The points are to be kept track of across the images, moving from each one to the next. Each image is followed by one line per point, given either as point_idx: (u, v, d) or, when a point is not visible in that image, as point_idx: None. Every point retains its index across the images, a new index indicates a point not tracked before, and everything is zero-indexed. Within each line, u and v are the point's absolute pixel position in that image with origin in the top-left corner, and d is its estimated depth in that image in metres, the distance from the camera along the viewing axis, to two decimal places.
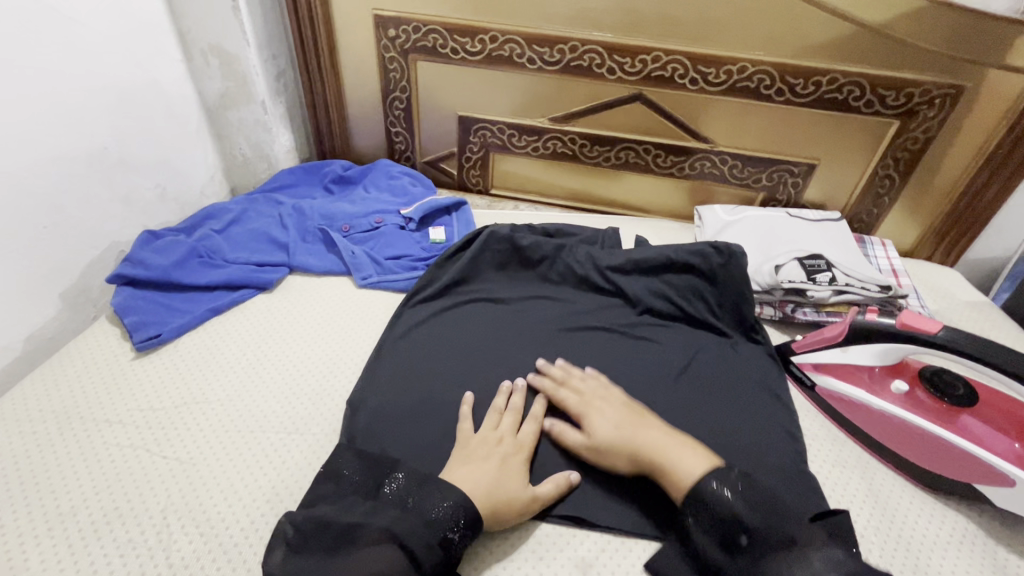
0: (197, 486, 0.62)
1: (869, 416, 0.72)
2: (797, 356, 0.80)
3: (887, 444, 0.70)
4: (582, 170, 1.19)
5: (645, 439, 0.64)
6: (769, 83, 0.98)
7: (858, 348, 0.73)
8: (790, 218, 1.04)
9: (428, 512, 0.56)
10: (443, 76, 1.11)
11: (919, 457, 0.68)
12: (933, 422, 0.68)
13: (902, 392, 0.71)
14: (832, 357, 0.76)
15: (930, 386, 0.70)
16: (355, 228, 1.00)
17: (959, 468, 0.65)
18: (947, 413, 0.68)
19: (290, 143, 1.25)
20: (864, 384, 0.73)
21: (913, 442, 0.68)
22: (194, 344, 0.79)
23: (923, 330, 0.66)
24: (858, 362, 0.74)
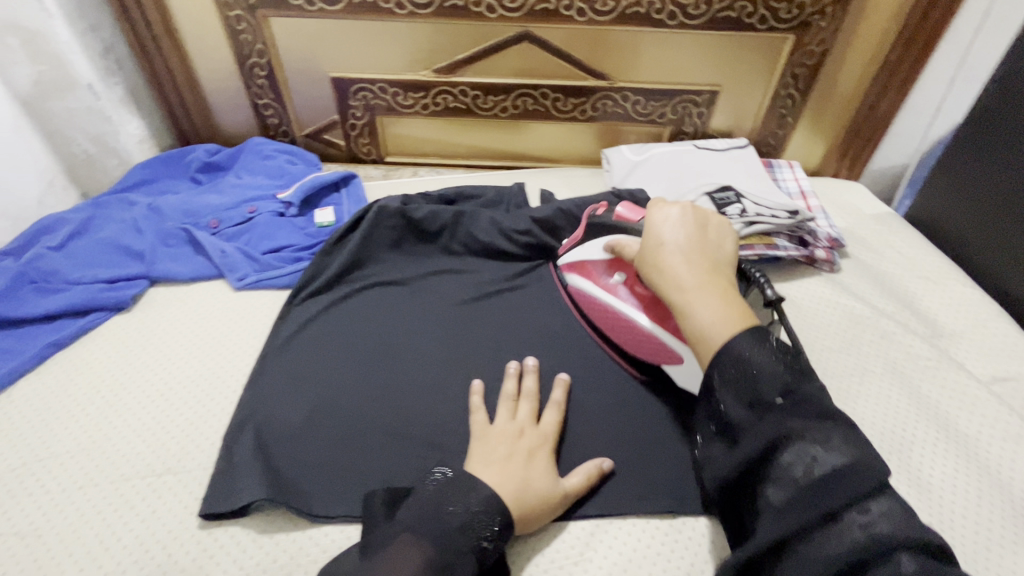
0: (47, 562, 0.52)
1: (597, 306, 0.72)
2: (562, 258, 0.80)
3: (608, 332, 0.72)
4: (479, 125, 1.09)
5: (675, 268, 0.56)
6: (659, 6, 0.90)
7: (591, 243, 0.74)
8: (698, 151, 1.00)
9: (468, 514, 0.50)
10: (303, 33, 0.97)
11: (630, 345, 0.69)
12: (636, 311, 0.67)
13: (621, 284, 0.70)
14: (578, 254, 0.75)
15: (643, 278, 0.67)
16: (225, 222, 0.88)
17: (653, 352, 0.66)
18: (653, 302, 0.67)
19: (142, 130, 1.08)
20: (595, 279, 0.73)
21: (623, 332, 0.69)
22: (32, 389, 0.66)
23: (630, 220, 0.72)
24: (592, 258, 0.73)
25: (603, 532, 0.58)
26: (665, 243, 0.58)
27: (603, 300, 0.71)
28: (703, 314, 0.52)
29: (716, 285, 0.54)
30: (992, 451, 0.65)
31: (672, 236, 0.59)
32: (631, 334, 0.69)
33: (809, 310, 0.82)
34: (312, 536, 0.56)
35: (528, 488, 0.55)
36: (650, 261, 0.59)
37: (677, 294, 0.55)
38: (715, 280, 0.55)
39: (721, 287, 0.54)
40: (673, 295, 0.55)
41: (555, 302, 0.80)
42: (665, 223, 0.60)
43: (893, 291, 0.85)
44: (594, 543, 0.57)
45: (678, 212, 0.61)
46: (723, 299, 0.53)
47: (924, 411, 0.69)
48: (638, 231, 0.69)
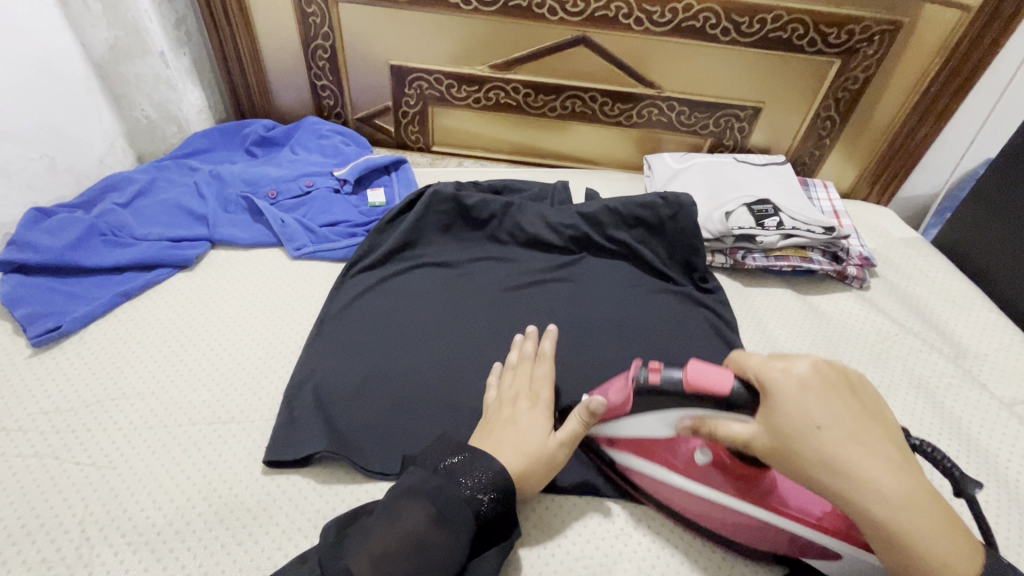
0: (121, 492, 0.55)
1: (675, 494, 0.58)
2: (590, 427, 0.63)
3: (687, 518, 0.59)
4: (527, 123, 1.13)
5: (871, 483, 0.42)
6: (715, 22, 0.94)
7: (653, 417, 0.55)
8: (738, 163, 1.03)
9: (459, 479, 0.51)
10: (369, 20, 1.01)
11: (723, 529, 0.57)
12: (738, 499, 0.54)
13: (706, 462, 0.56)
14: (628, 431, 0.58)
15: (734, 455, 0.54)
16: (283, 194, 0.91)
17: (761, 539, 0.56)
18: (752, 482, 0.55)
19: (202, 101, 1.12)
20: (662, 459, 0.58)
21: (723, 523, 0.57)
22: (104, 333, 0.70)
23: (712, 386, 0.50)
24: (653, 438, 0.58)
25: (640, 511, 0.62)
26: (823, 430, 0.44)
27: (683, 488, 0.57)
28: (903, 513, 0.42)
29: (918, 494, 0.43)
30: (1012, 468, 0.69)
31: (824, 418, 0.45)
32: (735, 524, 0.56)
33: (839, 323, 0.85)
34: (368, 490, 0.59)
35: (520, 449, 0.55)
36: (814, 459, 0.44)
37: (866, 501, 0.43)
38: (911, 486, 0.43)
39: (908, 467, 0.44)
40: (860, 500, 0.43)
41: (596, 294, 0.83)
42: (811, 400, 0.45)
43: (920, 312, 0.88)
44: (632, 518, 0.61)
45: (810, 385, 0.46)
46: (919, 484, 0.43)
47: (946, 425, 0.72)
48: (727, 404, 0.50)
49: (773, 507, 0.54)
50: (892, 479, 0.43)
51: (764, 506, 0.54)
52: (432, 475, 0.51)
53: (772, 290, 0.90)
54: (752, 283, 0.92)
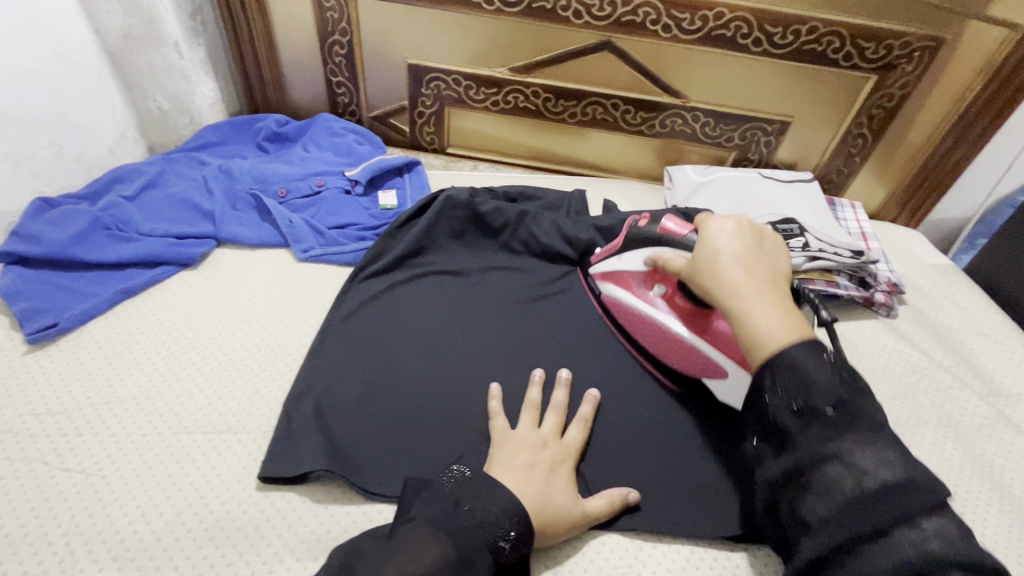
0: (109, 503, 0.53)
1: (636, 320, 0.72)
2: (594, 266, 0.80)
3: (643, 346, 0.73)
4: (545, 128, 1.10)
5: (735, 278, 0.55)
6: (747, 32, 0.90)
7: (633, 253, 0.73)
8: (763, 179, 0.99)
9: (482, 520, 0.49)
10: (388, 17, 0.98)
11: (665, 357, 0.70)
12: (677, 324, 0.68)
13: (660, 296, 0.71)
14: (612, 266, 0.76)
15: (682, 291, 0.68)
16: (293, 192, 0.89)
17: (690, 366, 0.68)
18: (695, 315, 0.68)
19: (215, 93, 1.10)
20: (631, 290, 0.74)
21: (665, 345, 0.69)
22: (102, 332, 0.68)
23: (674, 234, 0.69)
24: (629, 270, 0.74)
25: (650, 549, 0.59)
26: (722, 254, 0.57)
27: (645, 316, 0.71)
28: (754, 302, 0.53)
29: (777, 302, 0.53)
30: None
31: (728, 245, 0.58)
32: (675, 348, 0.68)
33: (863, 351, 0.82)
34: (365, 512, 0.56)
35: (547, 502, 0.54)
36: (702, 271, 0.58)
37: (735, 309, 0.54)
38: (776, 296, 0.54)
39: (783, 300, 0.54)
40: (728, 305, 0.55)
41: None
42: (725, 233, 0.59)
43: (949, 342, 0.84)
44: (640, 556, 0.58)
45: (733, 227, 0.59)
46: (784, 310, 0.53)
47: (974, 465, 0.68)
48: (683, 244, 0.67)
49: (708, 338, 0.66)
50: (759, 283, 0.54)
51: (701, 337, 0.66)
52: (454, 513, 0.49)
53: None
54: None
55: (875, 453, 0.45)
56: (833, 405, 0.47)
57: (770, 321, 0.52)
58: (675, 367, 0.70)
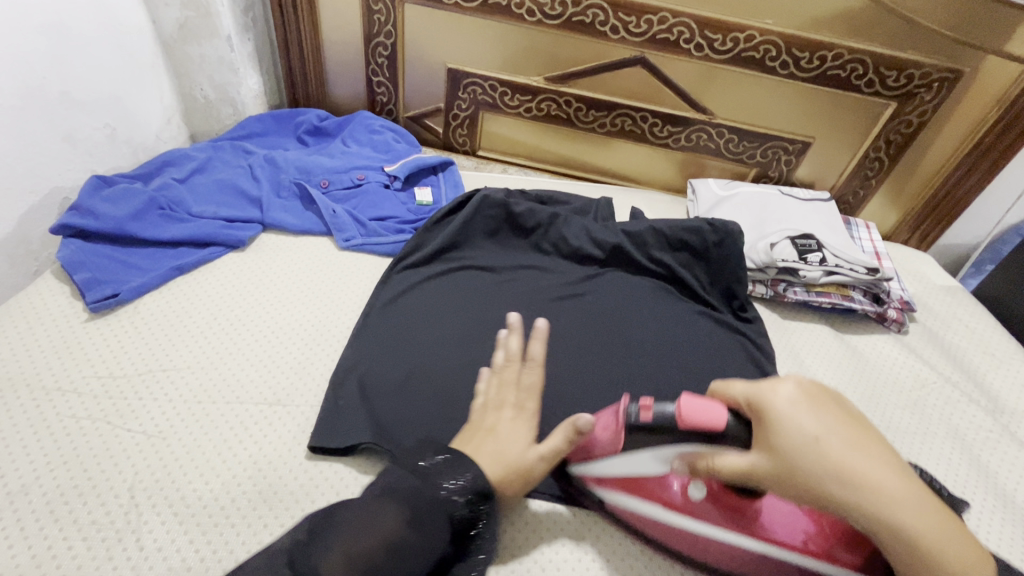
0: (170, 462, 0.56)
1: (669, 530, 0.55)
2: (580, 470, 0.60)
3: (679, 552, 0.56)
4: (575, 136, 1.14)
5: (864, 479, 0.44)
6: (775, 55, 0.95)
7: (640, 455, 0.54)
8: (783, 196, 1.03)
9: (433, 480, 0.50)
10: (432, 23, 1.03)
11: (722, 564, 0.54)
12: (731, 531, 0.52)
13: (699, 496, 0.53)
14: (619, 467, 0.56)
15: (727, 484, 0.52)
16: (335, 184, 0.93)
17: (762, 574, 0.53)
18: (744, 514, 0.53)
19: (259, 86, 1.14)
20: (654, 498, 0.55)
21: (711, 554, 0.54)
22: (157, 305, 0.71)
23: (712, 425, 0.50)
24: (644, 472, 0.55)
25: None
26: (813, 437, 0.45)
27: (681, 524, 0.54)
28: (904, 511, 0.43)
29: (895, 468, 0.45)
30: None
31: (818, 430, 0.45)
32: (728, 554, 0.53)
33: (875, 364, 0.85)
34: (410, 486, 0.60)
35: (503, 460, 0.54)
36: (812, 473, 0.44)
37: (874, 509, 0.43)
38: (899, 480, 0.45)
39: (891, 459, 0.46)
40: (862, 507, 0.43)
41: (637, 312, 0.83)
42: (802, 416, 0.46)
43: (958, 360, 0.87)
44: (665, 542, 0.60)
45: (791, 394, 0.48)
46: (904, 473, 0.45)
47: (982, 477, 0.72)
48: (723, 434, 0.49)
49: (766, 536, 0.52)
50: (885, 473, 0.44)
51: (757, 536, 0.52)
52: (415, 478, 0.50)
53: (811, 327, 0.90)
54: (790, 316, 0.92)
55: None
56: None
57: (919, 519, 0.43)
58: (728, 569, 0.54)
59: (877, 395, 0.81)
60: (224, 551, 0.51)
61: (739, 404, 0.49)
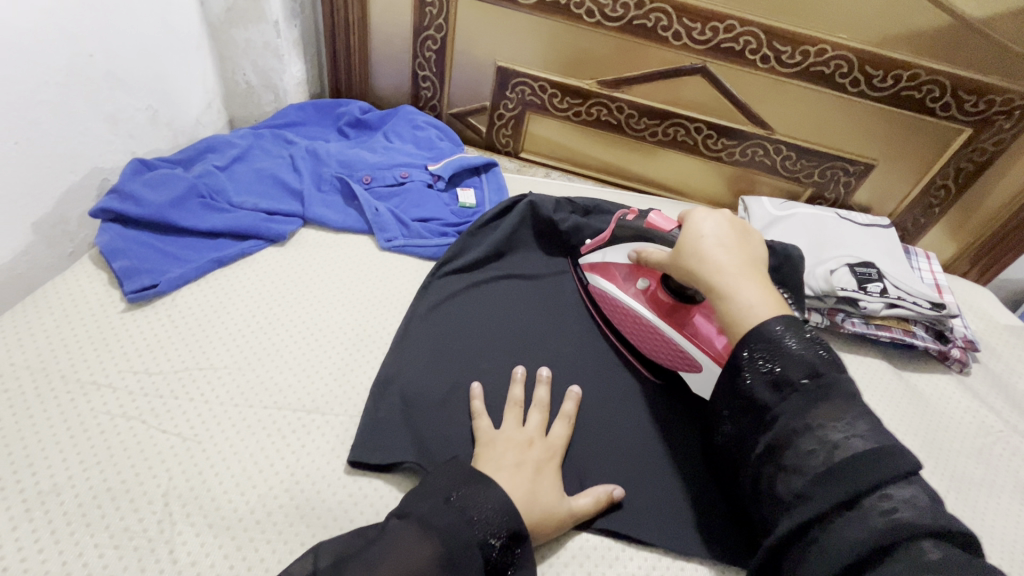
0: (205, 470, 0.53)
1: (618, 309, 0.74)
2: (580, 259, 0.82)
3: (621, 332, 0.75)
4: (623, 144, 1.10)
5: (719, 261, 0.56)
6: (846, 71, 0.90)
7: (615, 248, 0.75)
8: (841, 220, 0.98)
9: (471, 516, 0.47)
10: (486, 19, 0.99)
11: (646, 349, 0.72)
12: (659, 316, 0.70)
13: (644, 289, 0.72)
14: (603, 258, 0.77)
15: (669, 283, 0.70)
16: (377, 180, 0.90)
17: (670, 358, 0.69)
18: (676, 311, 0.70)
19: (301, 74, 1.11)
20: (618, 283, 0.75)
21: (642, 333, 0.72)
22: (196, 298, 0.69)
23: (661, 228, 0.68)
24: (617, 262, 0.75)
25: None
26: (705, 236, 0.59)
27: (626, 304, 0.73)
28: (735, 286, 0.54)
29: (749, 275, 0.55)
30: None
31: (712, 233, 0.59)
32: (651, 336, 0.71)
33: (935, 406, 0.80)
34: None
35: (535, 503, 0.52)
36: (682, 251, 0.60)
37: (716, 281, 0.56)
38: (747, 274, 0.55)
39: (762, 276, 0.56)
40: (706, 279, 0.57)
41: None
42: (708, 223, 0.61)
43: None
44: None
45: (711, 216, 0.61)
46: (764, 286, 0.55)
47: None
48: (668, 238, 0.66)
49: (685, 332, 0.68)
50: (738, 267, 0.56)
51: (678, 329, 0.68)
52: (449, 513, 0.47)
53: (867, 362, 0.85)
54: (845, 348, 0.87)
55: (849, 426, 0.45)
56: (806, 378, 0.48)
57: (748, 297, 0.53)
58: (651, 357, 0.72)
59: (937, 440, 0.76)
60: (260, 571, 0.48)
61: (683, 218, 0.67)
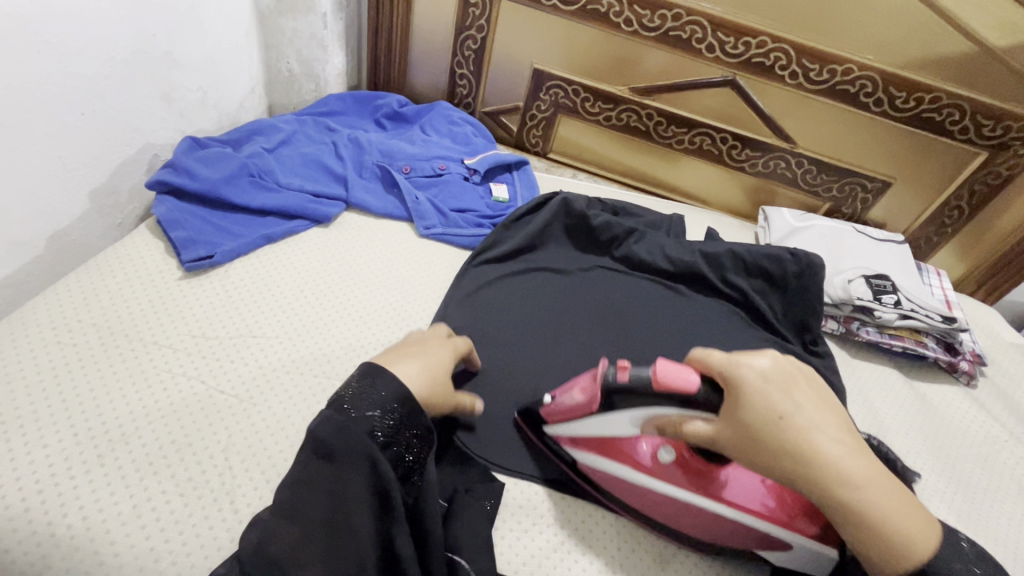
0: (261, 429, 0.56)
1: (634, 491, 0.57)
2: (558, 429, 0.61)
3: (644, 515, 0.58)
4: (649, 150, 1.13)
5: (837, 465, 0.45)
6: (870, 91, 0.94)
7: (615, 414, 0.55)
8: (858, 233, 1.02)
9: (349, 413, 0.46)
10: (526, 22, 1.03)
11: (682, 529, 0.56)
12: (700, 495, 0.54)
13: (669, 460, 0.55)
14: (594, 429, 0.58)
15: (696, 450, 0.53)
16: (416, 171, 0.93)
17: (724, 535, 0.55)
18: (714, 482, 0.54)
19: (342, 66, 1.15)
20: (628, 459, 0.57)
21: (677, 515, 0.56)
22: (248, 270, 0.72)
23: (682, 387, 0.50)
24: (618, 434, 0.57)
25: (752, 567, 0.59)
26: (785, 413, 0.46)
27: (651, 487, 0.56)
28: (875, 502, 0.44)
29: (860, 461, 0.46)
30: None
31: (788, 409, 0.47)
32: (693, 517, 0.55)
33: (944, 415, 0.84)
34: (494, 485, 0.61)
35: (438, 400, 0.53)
36: (782, 450, 0.46)
37: (835, 478, 0.45)
38: (865, 468, 0.45)
39: (848, 431, 0.48)
40: (827, 481, 0.45)
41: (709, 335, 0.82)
42: (770, 398, 0.47)
43: None
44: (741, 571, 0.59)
45: (762, 379, 0.48)
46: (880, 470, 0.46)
47: None
48: (696, 404, 0.50)
49: (735, 505, 0.53)
50: (860, 466, 0.46)
51: (726, 504, 0.53)
52: (348, 420, 0.46)
53: (878, 370, 0.89)
54: (858, 355, 0.90)
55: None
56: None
57: (887, 505, 0.44)
58: (695, 535, 0.56)
59: (944, 445, 0.79)
60: None
61: (711, 374, 0.49)
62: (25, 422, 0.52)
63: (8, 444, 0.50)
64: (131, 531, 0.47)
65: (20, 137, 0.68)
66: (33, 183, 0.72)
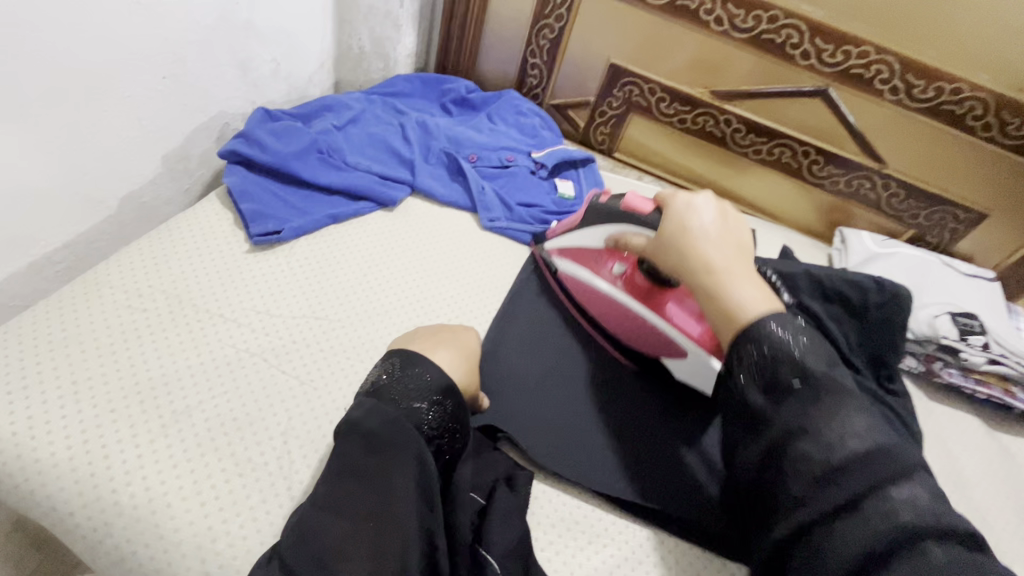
0: (321, 417, 0.55)
1: (592, 296, 0.71)
2: (550, 242, 0.77)
3: (592, 314, 0.72)
4: (722, 157, 1.08)
5: (717, 259, 0.53)
6: (980, 114, 0.87)
7: (591, 230, 0.69)
8: (945, 266, 0.95)
9: (394, 397, 0.47)
10: (609, 14, 0.99)
11: (615, 331, 0.71)
12: (638, 305, 0.66)
13: (621, 275, 0.68)
14: (574, 240, 0.72)
15: (642, 270, 0.65)
16: (483, 160, 0.90)
17: (649, 341, 0.67)
18: (655, 298, 0.66)
19: (413, 47, 1.12)
20: (593, 268, 0.71)
21: (617, 320, 0.69)
22: (313, 249, 0.71)
23: (640, 211, 0.62)
24: (590, 248, 0.70)
25: None
26: (696, 220, 0.56)
27: (601, 291, 0.70)
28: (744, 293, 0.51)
29: (750, 277, 0.53)
30: None
31: (704, 222, 0.56)
32: (627, 323, 0.68)
33: None
34: (548, 498, 0.58)
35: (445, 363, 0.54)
36: (675, 242, 0.56)
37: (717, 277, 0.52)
38: (743, 270, 0.53)
39: (749, 267, 0.54)
40: (696, 268, 0.54)
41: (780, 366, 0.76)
42: (697, 214, 0.57)
43: None
44: None
45: (699, 208, 0.57)
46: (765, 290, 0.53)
47: None
48: (648, 224, 0.61)
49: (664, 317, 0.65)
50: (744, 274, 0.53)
51: (655, 314, 0.65)
52: (396, 410, 0.46)
53: (957, 417, 0.82)
54: (935, 397, 0.84)
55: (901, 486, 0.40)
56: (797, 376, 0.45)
57: (750, 296, 0.51)
58: (631, 343, 0.69)
59: None
60: None
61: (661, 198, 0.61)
62: (95, 383, 0.52)
63: (77, 407, 0.50)
64: (192, 507, 0.46)
65: (103, 95, 0.69)
66: (113, 142, 0.72)
